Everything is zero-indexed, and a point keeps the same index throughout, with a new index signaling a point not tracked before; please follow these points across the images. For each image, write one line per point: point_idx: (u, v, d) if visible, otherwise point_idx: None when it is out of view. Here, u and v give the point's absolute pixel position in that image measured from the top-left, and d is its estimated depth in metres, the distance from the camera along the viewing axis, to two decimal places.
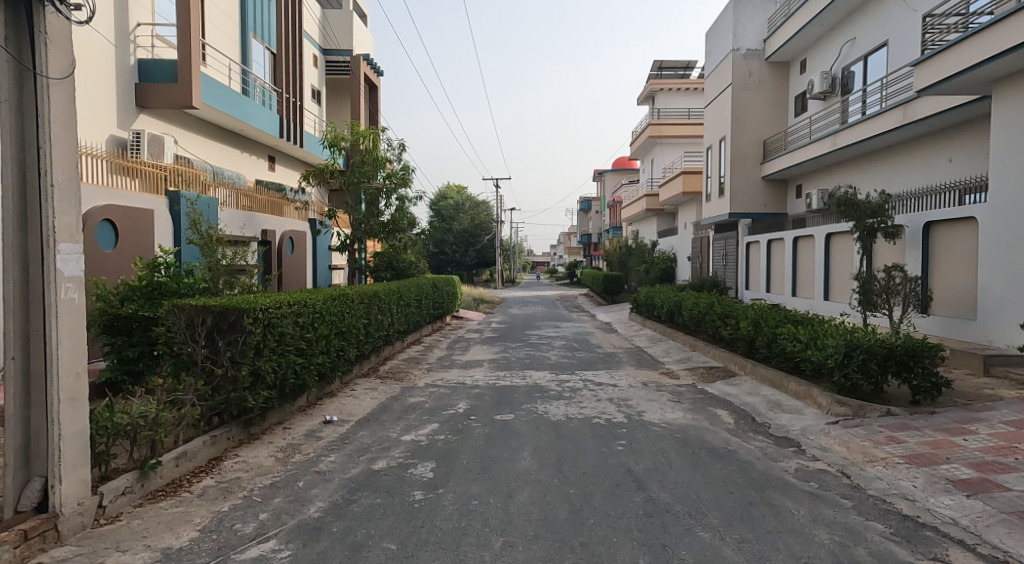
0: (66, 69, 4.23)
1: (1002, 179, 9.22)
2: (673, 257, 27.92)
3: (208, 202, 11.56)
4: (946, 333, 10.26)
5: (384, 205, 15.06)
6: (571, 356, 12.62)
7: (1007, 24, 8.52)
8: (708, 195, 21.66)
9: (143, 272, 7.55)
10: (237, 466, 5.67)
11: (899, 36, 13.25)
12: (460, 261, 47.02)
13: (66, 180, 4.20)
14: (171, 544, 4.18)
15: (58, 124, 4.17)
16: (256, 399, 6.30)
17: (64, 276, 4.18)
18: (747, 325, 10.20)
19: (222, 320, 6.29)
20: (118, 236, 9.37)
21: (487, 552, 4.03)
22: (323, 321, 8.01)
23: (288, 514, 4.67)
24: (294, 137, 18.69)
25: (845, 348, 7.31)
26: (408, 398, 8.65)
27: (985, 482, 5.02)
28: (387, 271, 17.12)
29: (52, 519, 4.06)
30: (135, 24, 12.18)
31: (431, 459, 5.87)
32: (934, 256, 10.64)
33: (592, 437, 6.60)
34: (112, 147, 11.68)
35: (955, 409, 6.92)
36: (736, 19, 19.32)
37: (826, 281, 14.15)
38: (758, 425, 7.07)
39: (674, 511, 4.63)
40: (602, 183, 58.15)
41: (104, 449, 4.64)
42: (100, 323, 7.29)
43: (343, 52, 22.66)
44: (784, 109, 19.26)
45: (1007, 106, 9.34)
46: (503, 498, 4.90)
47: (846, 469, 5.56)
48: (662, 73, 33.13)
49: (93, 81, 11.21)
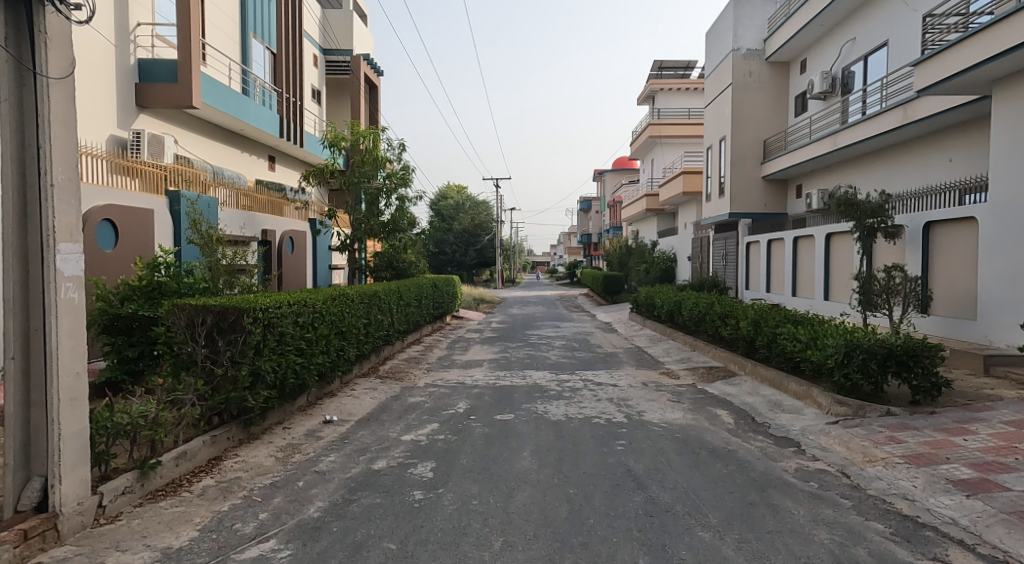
0: (66, 69, 4.23)
1: (1002, 180, 9.23)
2: (673, 257, 27.95)
3: (208, 202, 11.55)
4: (946, 333, 10.27)
5: (384, 205, 15.06)
6: (571, 356, 12.62)
7: (1007, 24, 8.53)
8: (708, 195, 21.66)
9: (143, 272, 7.55)
10: (237, 466, 5.67)
11: (899, 36, 13.25)
12: (460, 261, 46.99)
13: (66, 179, 4.21)
14: (171, 544, 4.18)
15: (58, 124, 4.17)
16: (256, 399, 6.31)
17: (64, 276, 4.18)
18: (747, 325, 10.20)
19: (222, 320, 6.29)
20: (118, 236, 9.37)
21: (487, 552, 4.03)
22: (323, 320, 8.01)
23: (288, 514, 4.67)
24: (294, 137, 18.68)
25: (844, 348, 7.31)
26: (408, 398, 8.65)
27: (985, 482, 5.02)
28: (387, 271, 17.12)
29: (52, 519, 4.06)
30: (135, 24, 12.18)
31: (431, 459, 5.87)
32: (935, 255, 10.62)
33: (592, 437, 6.60)
34: (112, 147, 11.68)
35: (954, 409, 6.92)
36: (736, 19, 19.32)
37: (826, 281, 14.16)
38: (758, 425, 7.06)
39: (673, 511, 4.63)
40: (602, 183, 58.18)
41: (104, 449, 4.65)
42: (100, 323, 7.29)
43: (343, 52, 22.66)
44: (784, 109, 19.25)
45: (1007, 106, 9.35)
46: (503, 498, 4.90)
47: (846, 469, 5.56)
48: (663, 73, 33.13)
49: (94, 81, 11.22)
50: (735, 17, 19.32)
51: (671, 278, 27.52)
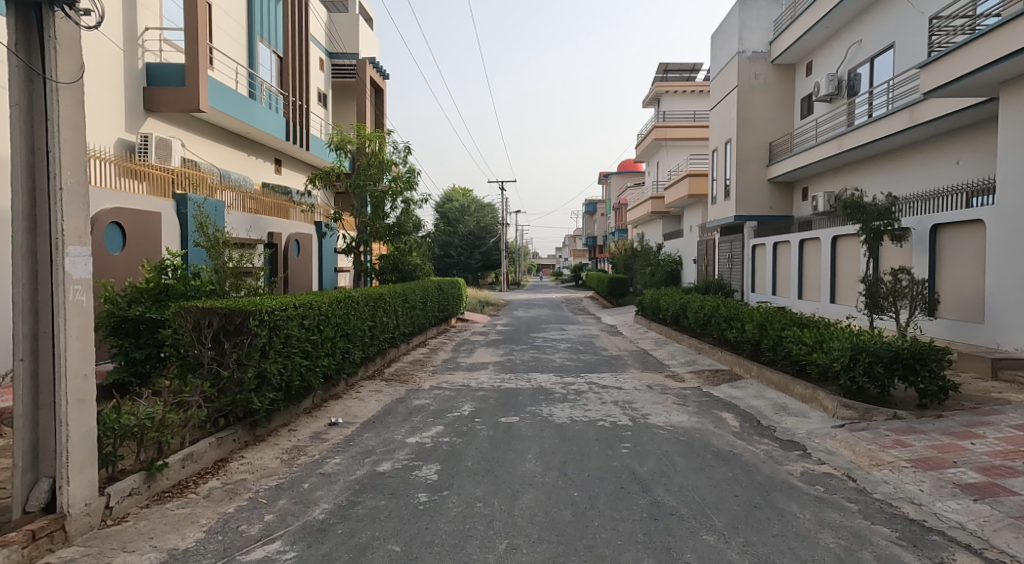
0: (77, 73, 4.26)
1: (1010, 181, 9.18)
2: (678, 258, 27.64)
3: (214, 206, 11.60)
4: (955, 337, 10.21)
5: (390, 207, 15.27)
6: (576, 358, 12.71)
7: (1012, 29, 8.53)
8: (714, 197, 21.53)
9: (150, 275, 7.65)
10: (242, 467, 5.70)
11: (908, 37, 13.17)
12: (466, 264, 47.62)
13: (74, 183, 4.23)
14: (178, 544, 4.20)
15: (69, 129, 4.21)
16: (262, 401, 6.34)
17: (73, 278, 4.20)
18: (752, 328, 10.18)
19: (228, 322, 6.28)
20: (125, 239, 9.44)
21: (492, 554, 4.04)
22: (328, 323, 8.05)
23: (293, 515, 4.69)
24: (301, 140, 18.72)
25: (850, 351, 7.29)
26: (412, 401, 8.65)
27: (993, 486, 4.99)
28: (393, 274, 16.87)
29: (60, 520, 4.09)
30: (143, 29, 12.31)
31: (435, 461, 5.88)
32: (943, 259, 10.55)
33: (597, 439, 6.62)
34: (120, 151, 11.82)
35: (961, 413, 6.89)
36: (741, 21, 19.22)
37: (833, 284, 14.12)
38: (764, 428, 7.05)
39: (678, 515, 4.62)
40: (607, 185, 58.48)
41: (112, 450, 4.68)
42: (108, 325, 7.37)
43: (349, 56, 22.88)
44: (789, 111, 19.25)
45: (1014, 110, 9.32)
46: (507, 500, 4.92)
47: (852, 472, 5.54)
48: (667, 75, 33.18)
49: (103, 85, 11.33)
50: (741, 19, 19.23)
51: (676, 280, 27.29)
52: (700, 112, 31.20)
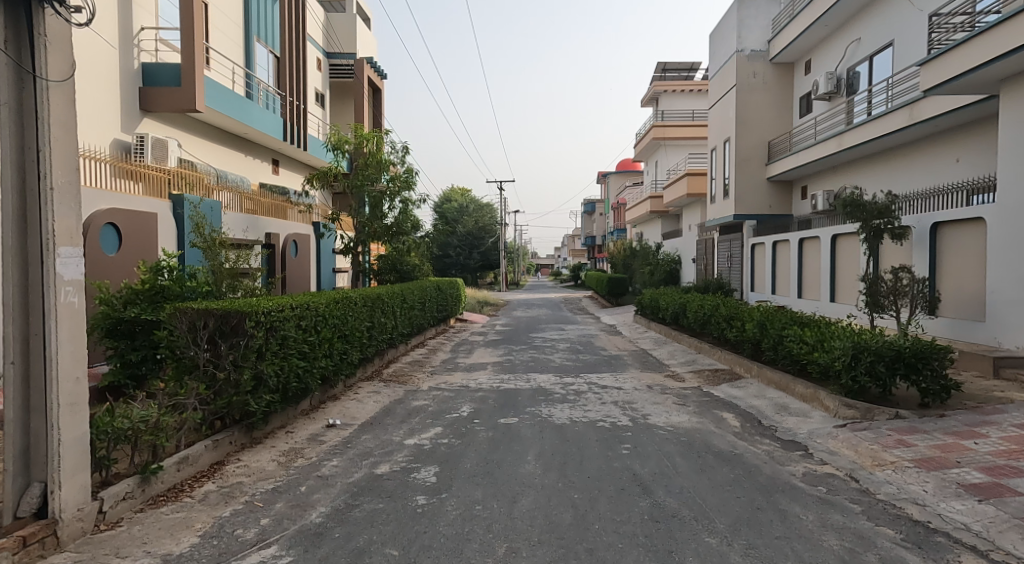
0: (66, 71, 4.20)
1: (1013, 179, 9.09)
2: (678, 257, 27.54)
3: (212, 206, 11.53)
4: (956, 336, 10.16)
5: (388, 208, 15.19)
6: (575, 358, 12.65)
7: (1011, 25, 8.49)
8: (713, 196, 21.44)
9: (146, 276, 7.56)
10: (239, 470, 5.63)
11: (906, 36, 13.15)
12: (465, 264, 47.40)
13: (65, 183, 4.17)
14: (172, 550, 4.13)
15: (59, 127, 4.15)
16: (259, 403, 6.25)
17: (64, 279, 4.14)
18: (753, 327, 10.14)
19: (224, 323, 6.23)
20: (120, 239, 9.37)
21: (491, 557, 3.99)
22: (326, 324, 7.99)
23: (289, 519, 4.63)
24: (299, 141, 18.65)
25: (852, 350, 7.22)
26: (411, 402, 8.59)
27: (997, 486, 4.94)
28: (391, 275, 16.80)
29: (52, 525, 4.02)
30: (139, 29, 12.24)
31: (434, 463, 5.82)
32: (943, 257, 10.49)
33: (597, 440, 6.56)
34: (116, 151, 11.73)
35: (964, 412, 6.85)
36: (740, 20, 19.19)
37: (833, 283, 14.07)
38: (765, 428, 7.00)
39: (680, 517, 4.57)
40: (606, 185, 58.27)
41: (105, 454, 4.63)
42: (102, 327, 7.30)
43: (348, 56, 22.84)
44: (788, 110, 19.21)
45: (1014, 107, 9.27)
46: (506, 503, 4.85)
47: (854, 473, 5.49)
48: (666, 75, 33.10)
49: (97, 85, 11.24)
50: (739, 18, 19.20)
51: (675, 280, 27.22)
52: (699, 111, 31.15)
